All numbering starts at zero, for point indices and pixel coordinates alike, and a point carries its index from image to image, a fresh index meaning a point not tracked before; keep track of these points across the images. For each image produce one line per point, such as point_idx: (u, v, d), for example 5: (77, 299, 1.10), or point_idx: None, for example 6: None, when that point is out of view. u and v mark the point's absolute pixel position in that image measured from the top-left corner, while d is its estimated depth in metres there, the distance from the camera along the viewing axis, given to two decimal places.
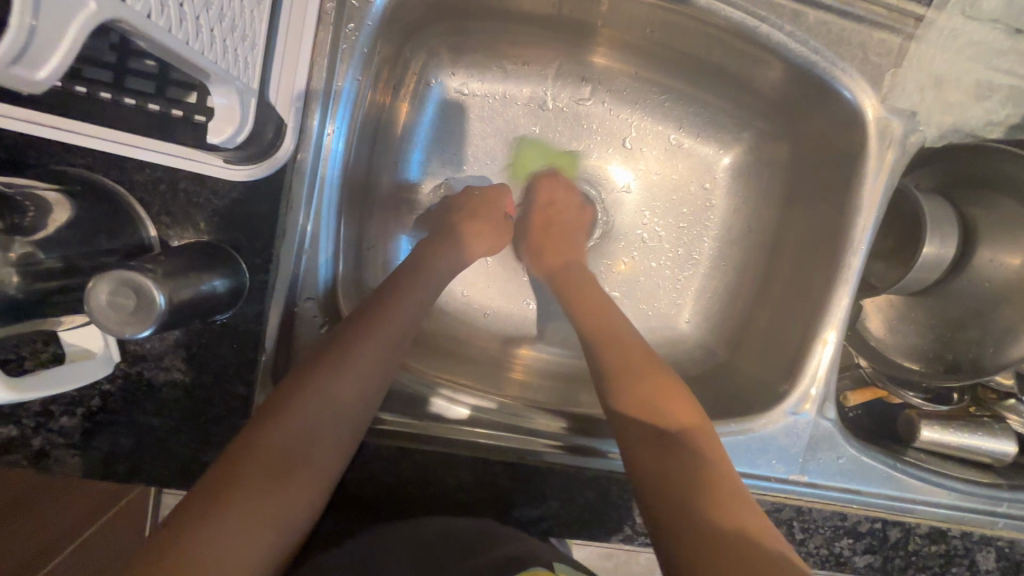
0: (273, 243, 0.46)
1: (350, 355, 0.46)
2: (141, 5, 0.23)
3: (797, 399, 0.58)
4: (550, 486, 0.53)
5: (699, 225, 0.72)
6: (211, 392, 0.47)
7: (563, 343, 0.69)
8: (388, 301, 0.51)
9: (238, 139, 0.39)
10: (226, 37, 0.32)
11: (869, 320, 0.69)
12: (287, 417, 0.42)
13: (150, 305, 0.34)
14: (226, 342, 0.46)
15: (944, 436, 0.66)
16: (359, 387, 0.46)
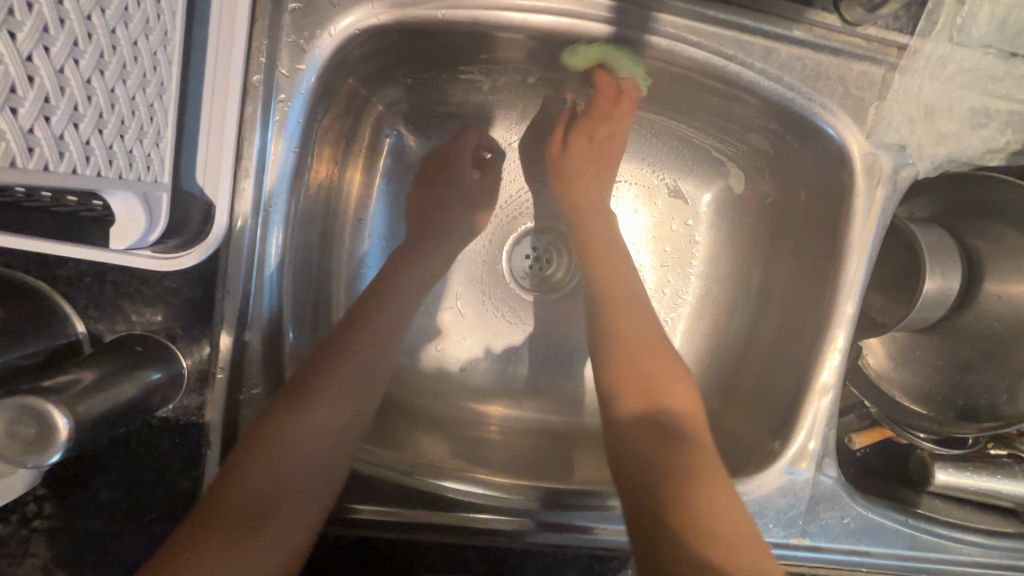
0: (211, 330, 0.43)
1: (313, 406, 0.46)
2: (1, 159, 0.24)
3: (791, 459, 0.53)
4: (527, 567, 0.49)
5: (683, 265, 0.69)
6: (154, 490, 0.44)
7: (545, 395, 0.66)
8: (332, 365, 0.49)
9: (153, 234, 0.36)
10: (138, 148, 0.32)
11: (869, 354, 0.64)
12: (250, 472, 0.42)
13: (55, 429, 0.32)
14: (167, 437, 0.43)
15: (960, 480, 0.61)
16: (328, 435, 0.46)
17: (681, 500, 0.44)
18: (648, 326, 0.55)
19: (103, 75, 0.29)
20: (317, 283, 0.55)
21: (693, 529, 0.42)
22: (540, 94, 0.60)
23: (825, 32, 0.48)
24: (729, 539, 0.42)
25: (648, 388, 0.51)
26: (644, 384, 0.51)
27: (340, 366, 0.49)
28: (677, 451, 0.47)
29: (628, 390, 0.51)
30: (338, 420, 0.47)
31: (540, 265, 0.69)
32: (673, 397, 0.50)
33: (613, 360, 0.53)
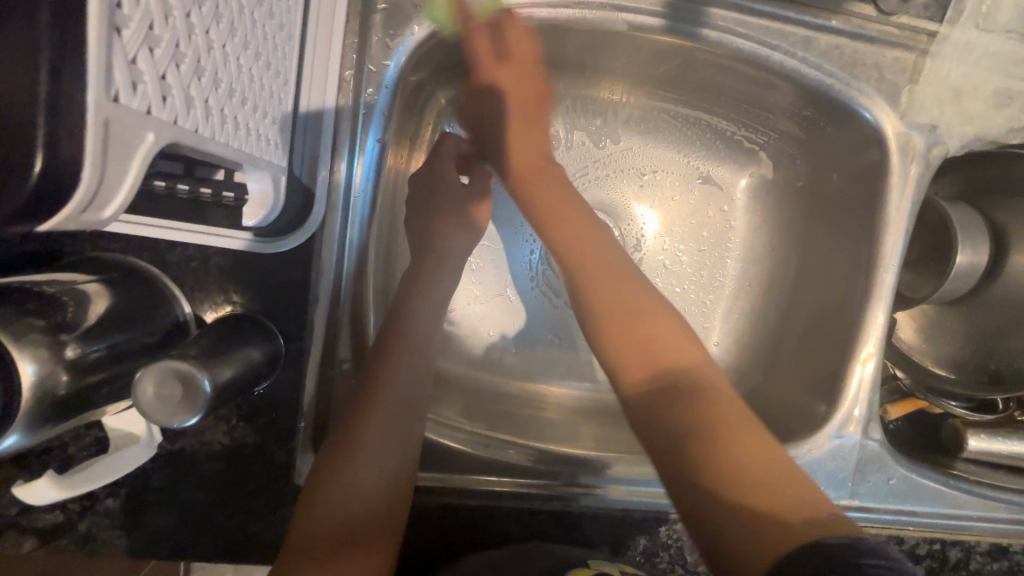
0: (306, 310, 0.46)
1: (368, 413, 0.45)
2: (191, 123, 0.27)
3: (839, 423, 0.56)
4: (598, 531, 0.52)
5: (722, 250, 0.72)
6: (253, 462, 0.46)
7: (594, 377, 0.68)
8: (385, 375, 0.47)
9: (272, 216, 0.43)
10: (260, 126, 0.35)
11: (900, 329, 0.68)
12: (324, 487, 0.43)
13: (196, 396, 0.34)
14: (264, 413, 0.46)
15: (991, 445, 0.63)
16: (390, 440, 0.45)
17: (705, 458, 0.40)
18: (635, 289, 0.50)
19: (246, 54, 0.32)
20: (386, 271, 0.57)
21: (719, 469, 0.39)
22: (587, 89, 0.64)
23: (861, 22, 0.52)
24: (756, 472, 0.39)
25: (646, 345, 0.47)
26: (646, 344, 0.47)
27: (395, 371, 0.47)
28: (687, 402, 0.44)
29: (630, 358, 0.46)
30: (393, 424, 0.46)
31: None
32: (670, 348, 0.46)
33: (603, 325, 0.49)
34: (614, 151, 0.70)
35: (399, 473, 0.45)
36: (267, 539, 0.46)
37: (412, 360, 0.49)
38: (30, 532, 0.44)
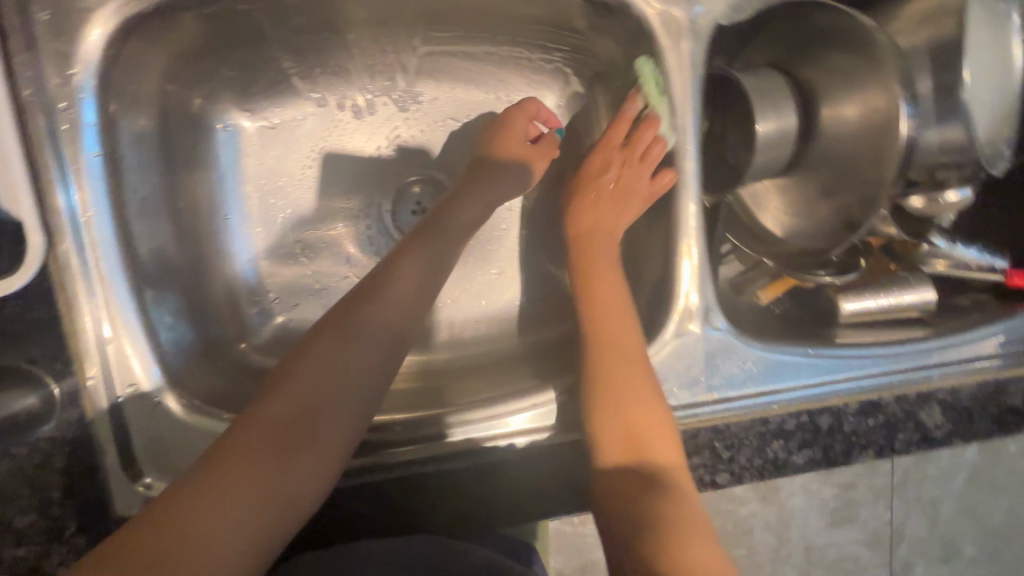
0: (68, 342, 0.45)
1: (334, 342, 0.49)
2: None
3: (672, 320, 0.56)
4: (454, 485, 0.52)
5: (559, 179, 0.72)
6: (65, 505, 0.45)
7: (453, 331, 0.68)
8: (307, 360, 0.48)
9: None
10: None
11: (765, 208, 0.66)
12: (266, 410, 0.46)
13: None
14: (59, 456, 0.45)
15: (864, 303, 0.66)
16: (344, 375, 0.48)
17: (664, 526, 0.44)
18: (624, 311, 0.55)
19: None
20: (191, 279, 0.56)
21: (644, 527, 0.45)
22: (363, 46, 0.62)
23: None
24: (689, 548, 0.43)
25: (626, 422, 0.50)
26: (625, 415, 0.50)
27: (357, 313, 0.51)
28: (654, 499, 0.46)
29: (620, 427, 0.50)
30: (368, 347, 0.50)
31: None
32: (649, 426, 0.50)
33: (601, 373, 0.52)
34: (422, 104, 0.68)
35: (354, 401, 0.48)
36: None
37: (402, 295, 0.53)
38: None
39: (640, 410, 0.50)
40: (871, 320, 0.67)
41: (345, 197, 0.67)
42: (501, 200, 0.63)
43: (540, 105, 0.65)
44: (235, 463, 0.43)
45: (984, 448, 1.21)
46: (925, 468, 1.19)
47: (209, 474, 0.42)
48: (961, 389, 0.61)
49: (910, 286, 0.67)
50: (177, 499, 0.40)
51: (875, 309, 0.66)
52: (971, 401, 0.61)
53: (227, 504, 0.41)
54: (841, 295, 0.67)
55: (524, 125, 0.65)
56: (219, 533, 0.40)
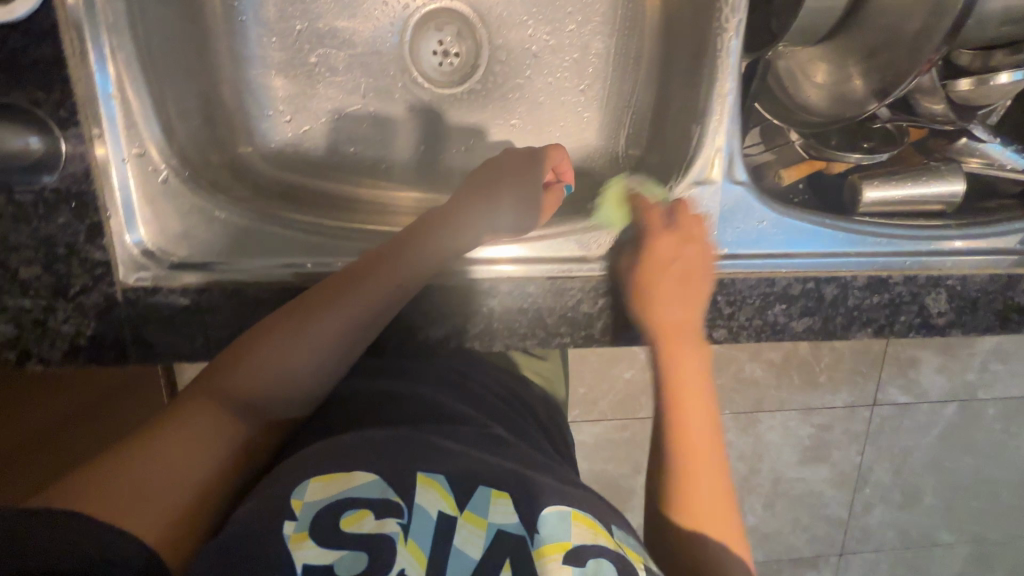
0: (75, 90, 0.44)
1: (287, 330, 0.47)
2: None
3: (700, 165, 0.55)
4: (455, 300, 0.53)
5: (604, 31, 0.66)
6: (70, 263, 0.46)
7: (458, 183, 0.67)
8: (287, 325, 0.47)
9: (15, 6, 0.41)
10: None
11: (795, 84, 0.65)
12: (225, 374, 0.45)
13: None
14: (63, 210, 0.45)
15: (886, 193, 0.64)
16: (316, 343, 0.47)
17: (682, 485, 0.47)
18: (689, 299, 0.53)
19: None
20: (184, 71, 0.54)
21: (693, 452, 0.48)
22: None
23: None
24: (707, 483, 0.47)
25: (681, 448, 0.48)
26: (676, 407, 0.49)
27: (331, 295, 0.48)
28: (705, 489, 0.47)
29: (693, 453, 0.48)
30: (330, 340, 0.48)
31: (451, 60, 0.68)
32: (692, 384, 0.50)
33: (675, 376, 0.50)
34: None
35: (300, 393, 0.48)
36: (110, 338, 0.48)
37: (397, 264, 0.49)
38: None
39: (683, 385, 0.50)
40: (892, 210, 0.65)
41: (369, 14, 0.64)
42: (511, 226, 0.54)
43: (563, 157, 0.58)
44: (189, 429, 0.43)
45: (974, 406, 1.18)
46: (900, 419, 1.17)
47: (157, 432, 0.42)
48: (974, 279, 0.60)
49: (941, 177, 0.65)
50: (129, 468, 0.39)
51: (898, 200, 0.64)
52: (980, 294, 0.61)
53: (184, 458, 0.41)
54: (865, 181, 0.65)
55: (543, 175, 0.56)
56: (158, 488, 0.39)
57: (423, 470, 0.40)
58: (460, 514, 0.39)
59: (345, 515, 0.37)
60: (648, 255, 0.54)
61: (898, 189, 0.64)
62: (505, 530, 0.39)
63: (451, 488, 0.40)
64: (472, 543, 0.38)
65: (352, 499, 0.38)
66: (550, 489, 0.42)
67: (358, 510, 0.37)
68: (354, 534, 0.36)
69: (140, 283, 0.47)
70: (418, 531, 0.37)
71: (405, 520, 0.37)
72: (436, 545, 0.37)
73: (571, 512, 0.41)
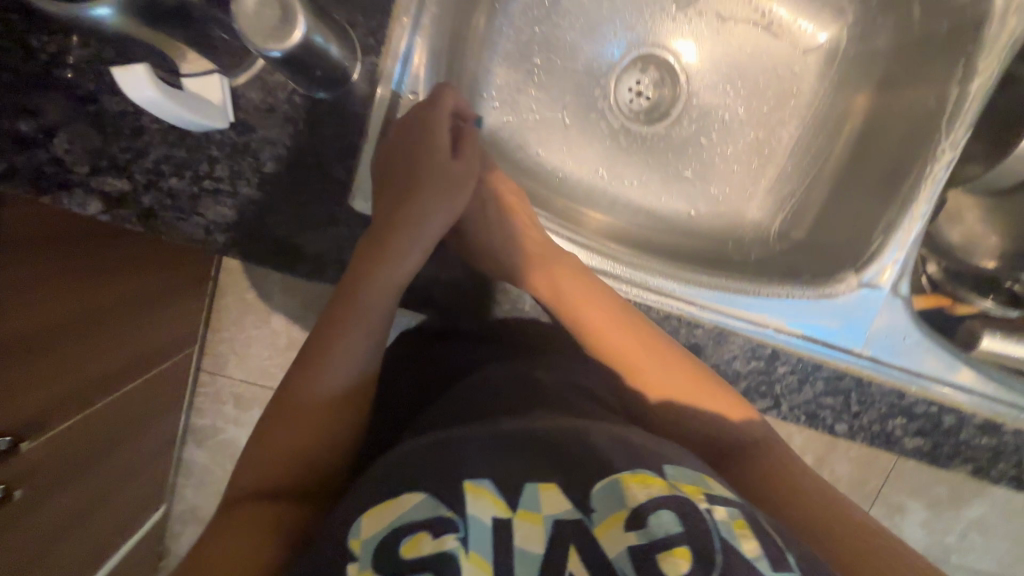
0: (388, 26, 0.47)
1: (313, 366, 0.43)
2: None
3: (874, 268, 0.58)
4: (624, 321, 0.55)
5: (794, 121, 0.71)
6: (313, 174, 0.47)
7: (621, 210, 0.70)
8: (311, 363, 0.43)
9: None
10: None
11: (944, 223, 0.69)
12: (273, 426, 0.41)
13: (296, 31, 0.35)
14: (329, 125, 0.47)
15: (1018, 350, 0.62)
16: (348, 364, 0.43)
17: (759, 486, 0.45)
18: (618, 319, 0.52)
19: None
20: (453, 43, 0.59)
21: (682, 388, 0.50)
22: None
23: None
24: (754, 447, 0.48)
25: (688, 393, 0.50)
26: (641, 378, 0.51)
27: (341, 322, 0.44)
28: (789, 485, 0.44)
29: (680, 384, 0.50)
30: (357, 352, 0.44)
31: (641, 101, 0.72)
32: (617, 335, 0.52)
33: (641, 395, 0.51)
34: None
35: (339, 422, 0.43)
36: (311, 253, 0.49)
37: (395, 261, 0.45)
38: (95, 194, 0.46)
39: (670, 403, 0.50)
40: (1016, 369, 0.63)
41: (595, 39, 0.69)
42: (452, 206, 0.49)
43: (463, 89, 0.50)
44: (247, 509, 0.38)
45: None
46: None
47: (232, 515, 0.38)
48: None
49: None
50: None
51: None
52: None
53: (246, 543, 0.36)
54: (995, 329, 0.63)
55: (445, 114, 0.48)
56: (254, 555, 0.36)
57: (467, 476, 0.36)
58: (514, 513, 0.35)
59: (401, 542, 0.32)
60: (526, 256, 0.55)
61: (1019, 348, 0.61)
62: (565, 521, 0.35)
63: (499, 492, 0.36)
64: (533, 542, 0.34)
65: (403, 526, 0.33)
66: (604, 431, 0.41)
67: (413, 535, 0.33)
68: (416, 562, 0.32)
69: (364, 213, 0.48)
70: (478, 540, 0.33)
71: (463, 533, 0.33)
72: (498, 558, 0.33)
73: (620, 477, 0.37)
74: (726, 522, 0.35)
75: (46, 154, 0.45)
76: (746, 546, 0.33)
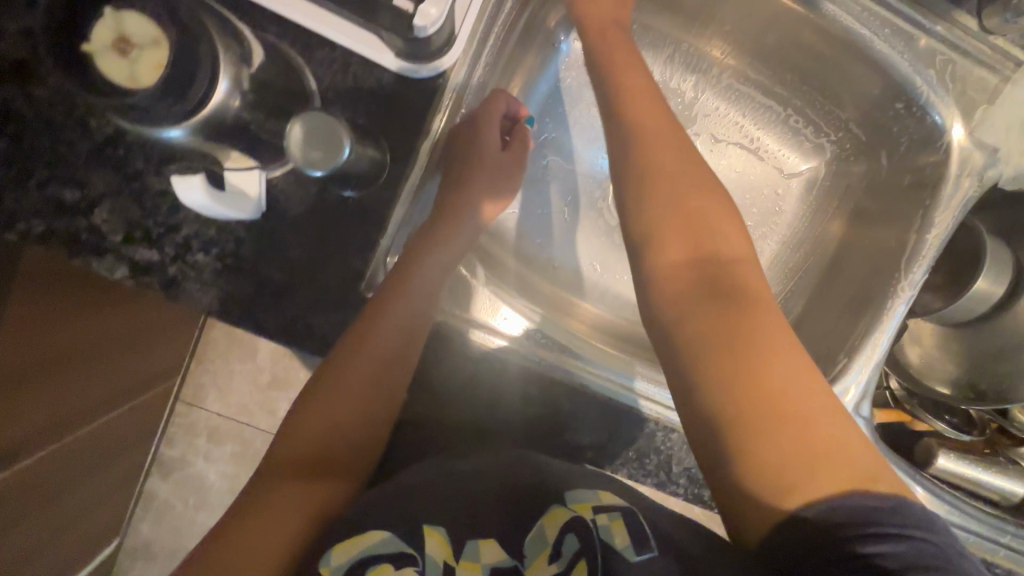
0: (417, 139, 0.51)
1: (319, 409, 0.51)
2: None
3: (836, 389, 0.62)
4: (602, 418, 0.58)
5: (774, 235, 0.77)
6: (332, 260, 0.51)
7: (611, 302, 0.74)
8: (314, 409, 0.51)
9: (421, 72, 0.49)
10: None
11: (906, 346, 0.75)
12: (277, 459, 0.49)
13: (338, 156, 0.40)
14: (352, 219, 0.51)
15: (958, 466, 0.70)
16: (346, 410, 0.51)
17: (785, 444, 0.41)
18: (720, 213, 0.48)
19: None
20: None
21: (713, 286, 0.44)
22: (688, 39, 0.71)
23: (961, 35, 0.58)
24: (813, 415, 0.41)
25: (714, 274, 0.45)
26: (693, 217, 0.47)
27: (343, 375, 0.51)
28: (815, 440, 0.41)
29: (673, 222, 0.47)
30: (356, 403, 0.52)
31: None
32: (712, 220, 0.47)
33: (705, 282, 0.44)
34: (700, 111, 0.76)
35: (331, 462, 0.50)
36: (320, 333, 0.52)
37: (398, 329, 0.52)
38: (123, 261, 0.49)
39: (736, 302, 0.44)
40: (955, 482, 0.71)
41: (597, 146, 0.75)
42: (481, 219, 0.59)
43: (502, 102, 0.59)
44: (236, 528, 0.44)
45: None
46: None
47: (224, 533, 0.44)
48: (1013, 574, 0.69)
49: (1007, 472, 0.72)
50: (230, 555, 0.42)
51: (964, 476, 0.70)
52: None
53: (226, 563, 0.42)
54: (941, 447, 0.71)
55: (493, 132, 0.59)
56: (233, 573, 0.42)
57: (425, 520, 0.46)
58: (457, 563, 0.45)
59: (371, 567, 0.41)
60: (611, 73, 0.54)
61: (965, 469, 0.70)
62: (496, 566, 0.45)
63: (450, 540, 0.46)
64: None
65: (372, 555, 0.42)
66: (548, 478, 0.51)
67: (381, 564, 0.42)
68: None
69: None
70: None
71: (421, 567, 0.43)
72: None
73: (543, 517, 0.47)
74: (606, 526, 0.43)
75: (84, 222, 0.48)
76: (617, 539, 0.42)
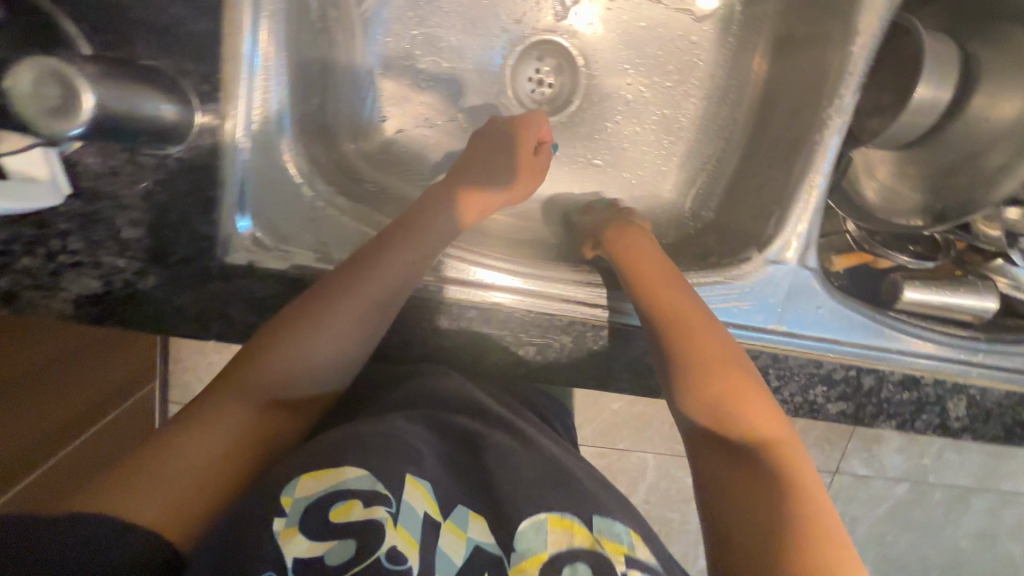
0: (222, 66, 0.44)
1: (315, 333, 0.45)
2: None
3: (778, 245, 0.57)
4: (529, 334, 0.53)
5: (700, 92, 0.69)
6: (176, 233, 0.45)
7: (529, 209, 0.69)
8: (288, 333, 0.44)
9: None
10: None
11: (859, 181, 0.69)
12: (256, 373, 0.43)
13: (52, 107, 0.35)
14: (181, 179, 0.45)
15: (925, 295, 0.66)
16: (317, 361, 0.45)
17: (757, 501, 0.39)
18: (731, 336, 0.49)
19: None
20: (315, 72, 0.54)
21: (692, 349, 0.48)
22: None
23: None
24: (789, 489, 0.40)
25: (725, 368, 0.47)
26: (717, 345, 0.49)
27: (336, 314, 0.45)
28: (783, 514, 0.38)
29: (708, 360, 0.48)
30: (346, 346, 0.46)
31: (544, 89, 0.70)
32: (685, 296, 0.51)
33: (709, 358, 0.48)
34: None
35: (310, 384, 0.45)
36: (190, 315, 0.46)
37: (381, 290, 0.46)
38: None
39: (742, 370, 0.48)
40: (924, 313, 0.67)
41: (480, 34, 0.66)
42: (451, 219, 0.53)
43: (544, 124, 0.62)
44: (207, 423, 0.41)
45: (993, 500, 1.09)
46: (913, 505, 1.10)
47: (181, 427, 0.40)
48: (991, 393, 0.66)
49: (976, 292, 0.66)
50: (124, 495, 0.36)
51: (931, 305, 0.66)
52: (995, 406, 0.66)
53: (191, 452, 0.39)
54: (906, 279, 0.67)
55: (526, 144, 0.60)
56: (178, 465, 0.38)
57: (413, 472, 0.40)
58: (443, 520, 0.39)
59: (333, 506, 0.36)
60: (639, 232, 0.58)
61: (934, 296, 0.66)
62: (484, 547, 0.39)
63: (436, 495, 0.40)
64: (453, 549, 0.38)
65: (342, 492, 0.37)
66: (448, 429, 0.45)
67: (345, 503, 0.37)
68: (343, 527, 0.36)
69: (238, 262, 0.46)
70: (408, 520, 0.37)
71: (394, 509, 0.37)
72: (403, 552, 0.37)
73: (547, 518, 0.41)
74: None
75: None
76: None
